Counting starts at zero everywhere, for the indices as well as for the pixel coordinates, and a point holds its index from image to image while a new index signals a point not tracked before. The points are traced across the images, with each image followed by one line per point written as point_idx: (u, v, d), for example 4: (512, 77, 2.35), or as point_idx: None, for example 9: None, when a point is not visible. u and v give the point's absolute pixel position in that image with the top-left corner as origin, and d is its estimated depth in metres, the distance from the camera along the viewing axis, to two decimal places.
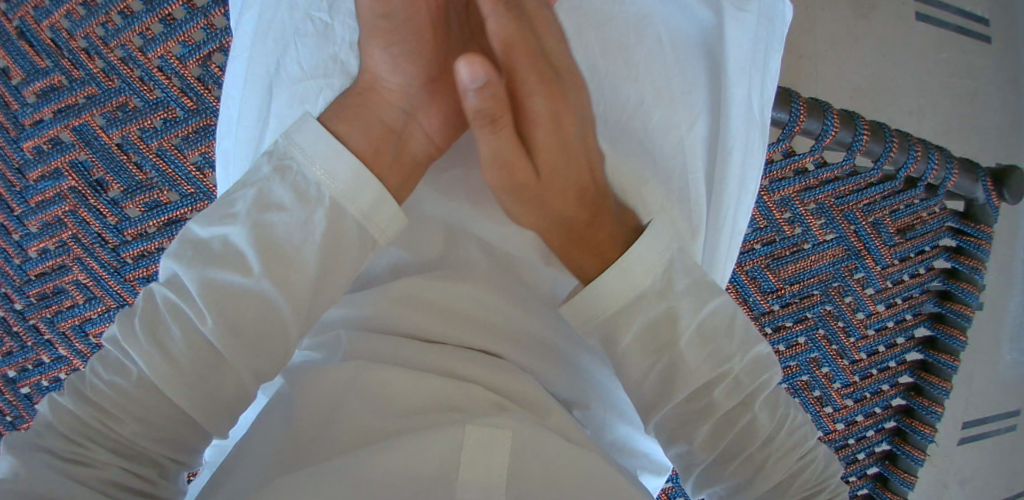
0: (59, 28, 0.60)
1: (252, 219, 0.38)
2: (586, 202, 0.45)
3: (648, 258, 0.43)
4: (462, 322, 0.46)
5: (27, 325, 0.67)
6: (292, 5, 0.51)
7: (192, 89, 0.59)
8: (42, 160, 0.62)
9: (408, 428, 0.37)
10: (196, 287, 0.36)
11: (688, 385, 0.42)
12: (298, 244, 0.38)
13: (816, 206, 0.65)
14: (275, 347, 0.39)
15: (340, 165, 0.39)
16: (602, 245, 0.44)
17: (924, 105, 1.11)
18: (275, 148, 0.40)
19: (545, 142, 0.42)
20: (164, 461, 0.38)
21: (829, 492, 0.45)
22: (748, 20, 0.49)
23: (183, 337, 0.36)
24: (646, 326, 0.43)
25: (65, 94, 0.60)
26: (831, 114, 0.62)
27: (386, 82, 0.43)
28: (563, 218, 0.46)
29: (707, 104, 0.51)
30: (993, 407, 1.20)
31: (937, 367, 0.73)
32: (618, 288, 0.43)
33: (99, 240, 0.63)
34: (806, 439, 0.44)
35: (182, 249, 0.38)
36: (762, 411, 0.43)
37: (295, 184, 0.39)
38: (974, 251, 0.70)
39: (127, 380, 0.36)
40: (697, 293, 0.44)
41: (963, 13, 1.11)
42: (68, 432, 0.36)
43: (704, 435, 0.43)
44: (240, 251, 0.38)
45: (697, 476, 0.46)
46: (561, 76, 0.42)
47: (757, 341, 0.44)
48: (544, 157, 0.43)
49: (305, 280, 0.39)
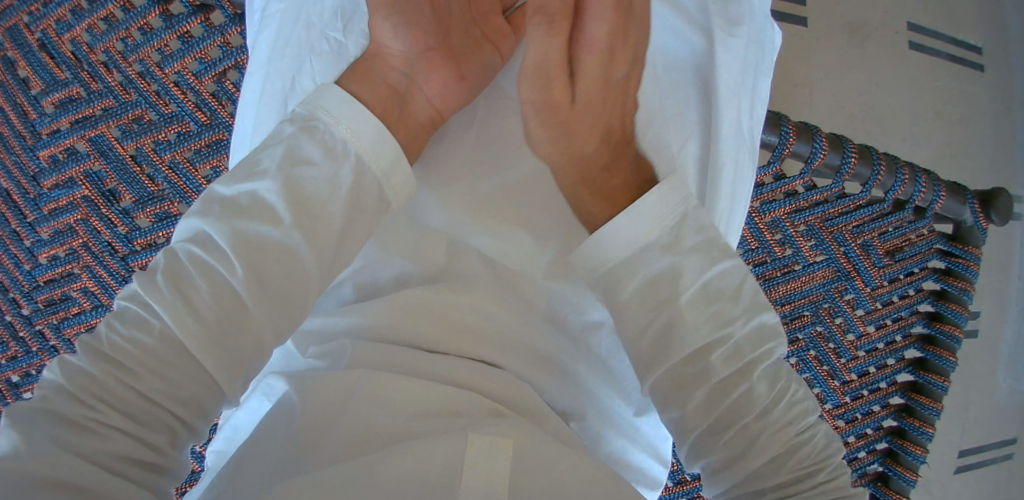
0: (80, 41, 0.63)
1: (284, 174, 0.40)
2: (609, 144, 0.49)
3: (656, 212, 0.43)
4: (464, 333, 0.47)
5: (33, 331, 0.68)
6: (307, 25, 0.53)
7: (206, 105, 0.61)
8: (57, 169, 0.64)
9: (412, 434, 0.39)
10: (227, 238, 0.38)
11: (686, 342, 0.41)
12: (326, 198, 0.41)
13: (805, 228, 0.67)
14: (295, 306, 0.41)
15: (363, 125, 0.43)
16: (614, 189, 0.47)
17: (917, 134, 1.14)
18: (297, 114, 0.43)
19: (591, 71, 0.47)
20: (177, 428, 0.38)
21: (829, 473, 0.42)
22: (736, 44, 0.51)
23: (210, 292, 0.38)
24: (648, 279, 0.43)
25: (82, 106, 0.62)
26: (820, 137, 0.64)
27: (390, 49, 0.47)
28: (585, 159, 0.48)
29: (698, 125, 0.53)
30: (991, 435, 1.20)
31: (927, 388, 0.74)
32: (625, 235, 0.43)
33: (108, 248, 0.65)
34: (804, 416, 0.42)
35: (208, 206, 0.40)
36: (759, 381, 0.41)
37: (323, 141, 0.42)
38: (961, 272, 0.72)
39: (149, 334, 0.37)
40: (706, 252, 0.43)
41: (956, 42, 1.14)
42: (80, 393, 0.35)
43: (703, 399, 0.41)
44: (268, 204, 0.40)
45: (692, 445, 0.43)
46: (631, 14, 0.47)
47: (762, 310, 0.42)
48: (583, 85, 0.48)
49: (331, 231, 0.41)
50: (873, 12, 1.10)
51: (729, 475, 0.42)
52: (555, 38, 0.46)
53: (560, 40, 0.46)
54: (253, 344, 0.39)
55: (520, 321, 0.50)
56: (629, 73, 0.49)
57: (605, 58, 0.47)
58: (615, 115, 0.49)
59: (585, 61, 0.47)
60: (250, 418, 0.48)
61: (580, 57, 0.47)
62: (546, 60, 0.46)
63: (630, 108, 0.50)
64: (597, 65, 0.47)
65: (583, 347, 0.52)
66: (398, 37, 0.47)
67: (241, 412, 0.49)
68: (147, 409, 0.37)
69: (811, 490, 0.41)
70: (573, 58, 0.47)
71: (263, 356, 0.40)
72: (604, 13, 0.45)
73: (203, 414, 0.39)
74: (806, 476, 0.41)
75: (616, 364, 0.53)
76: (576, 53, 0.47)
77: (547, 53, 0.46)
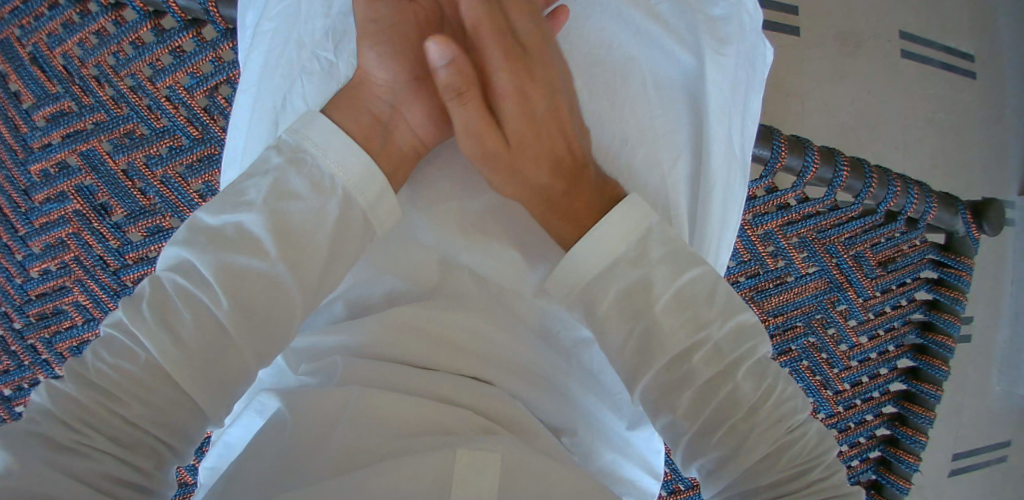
0: (71, 55, 0.62)
1: (269, 207, 0.40)
2: (563, 172, 0.47)
3: (621, 229, 0.44)
4: (456, 351, 0.47)
5: (26, 346, 0.68)
6: (299, 44, 0.53)
7: (198, 119, 0.61)
8: (48, 184, 0.64)
9: (402, 450, 0.39)
10: (214, 271, 0.38)
11: (666, 349, 0.42)
12: (311, 230, 0.41)
13: (799, 240, 0.68)
14: (278, 332, 0.40)
15: (349, 157, 0.43)
16: (579, 213, 0.46)
17: (910, 141, 1.15)
18: (286, 143, 0.43)
19: (513, 112, 0.45)
20: (162, 450, 0.38)
21: (822, 470, 0.41)
22: (725, 63, 0.52)
23: (193, 320, 0.37)
24: (622, 293, 0.44)
25: (74, 120, 0.62)
26: (812, 151, 0.65)
27: (376, 79, 0.47)
28: (543, 189, 0.47)
29: (689, 142, 0.53)
30: (984, 438, 1.21)
31: (920, 397, 0.75)
32: (595, 253, 0.44)
33: (100, 263, 0.65)
34: (794, 414, 0.41)
35: (193, 235, 0.39)
36: (745, 380, 0.41)
37: (310, 175, 0.42)
38: (954, 282, 0.73)
39: (133, 361, 0.36)
40: (676, 262, 0.44)
41: (947, 49, 1.15)
42: (67, 420, 0.35)
43: (687, 404, 0.41)
44: (254, 236, 0.40)
45: (685, 448, 0.43)
46: (529, 52, 0.46)
47: (738, 311, 0.42)
48: (511, 127, 0.46)
49: (317, 263, 0.41)
50: (864, 21, 1.11)
51: (722, 475, 0.41)
52: (469, 105, 0.44)
53: (475, 106, 0.44)
54: (240, 371, 0.39)
55: (512, 339, 0.50)
56: (552, 104, 0.46)
57: (519, 101, 0.45)
58: (561, 144, 0.47)
59: (506, 108, 0.45)
60: (243, 435, 0.47)
61: (501, 104, 0.45)
62: (469, 126, 0.45)
63: (573, 134, 0.48)
64: (515, 107, 0.45)
65: (576, 364, 0.52)
66: (447, 61, 0.42)
67: (235, 429, 0.47)
68: (131, 432, 0.37)
69: (805, 489, 0.40)
70: (494, 104, 0.46)
71: (245, 379, 0.40)
72: (501, 64, 0.44)
73: (185, 437, 0.39)
74: (799, 474, 0.40)
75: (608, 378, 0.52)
76: (499, 106, 0.45)
77: (468, 117, 0.45)
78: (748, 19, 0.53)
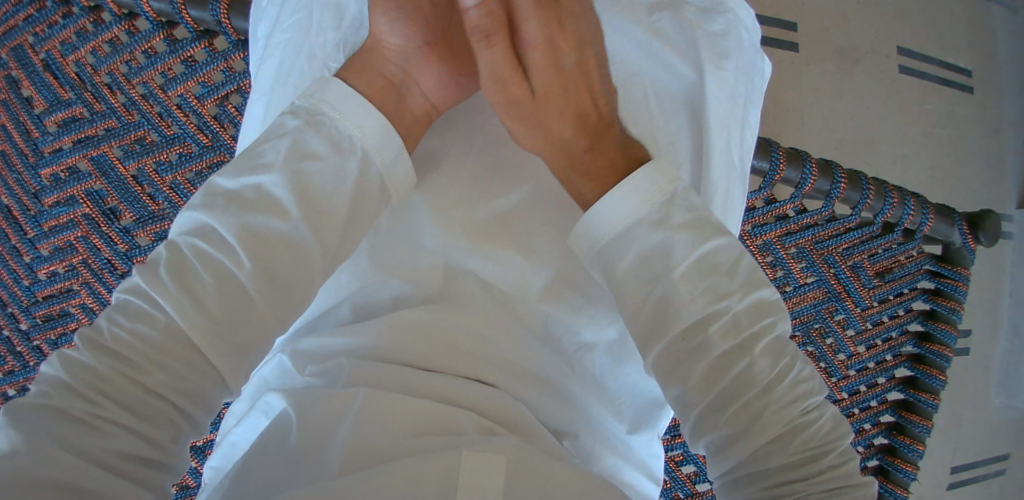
0: (83, 63, 0.64)
1: (289, 167, 0.41)
2: (587, 127, 0.47)
3: (643, 190, 0.43)
4: (459, 354, 0.48)
5: (31, 347, 0.69)
6: (311, 55, 0.54)
7: (208, 127, 0.62)
8: (58, 188, 0.65)
9: (410, 451, 0.39)
10: (234, 231, 0.38)
11: (682, 315, 0.40)
12: (332, 190, 0.42)
13: (797, 250, 0.69)
14: (301, 294, 0.41)
15: (366, 118, 0.44)
16: (600, 171, 0.46)
17: (908, 155, 1.16)
18: (302, 108, 0.44)
19: (540, 62, 0.45)
20: (178, 419, 0.37)
21: (836, 455, 0.39)
22: (725, 77, 0.53)
23: (214, 284, 0.37)
24: (641, 256, 0.42)
25: (86, 126, 0.64)
26: (809, 163, 0.66)
27: (387, 43, 0.47)
28: (565, 143, 0.47)
29: (690, 152, 0.54)
30: (982, 452, 1.21)
31: (918, 406, 0.76)
32: (617, 211, 0.43)
33: (108, 266, 0.65)
34: (810, 394, 0.40)
35: (212, 198, 0.40)
36: (761, 357, 0.39)
37: (329, 136, 0.43)
38: (950, 292, 0.74)
39: (152, 326, 0.36)
40: (698, 229, 0.42)
41: (945, 64, 1.17)
42: (82, 388, 0.34)
43: (701, 376, 0.40)
44: (274, 197, 0.40)
45: (695, 422, 0.41)
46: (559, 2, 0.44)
47: (760, 286, 0.41)
48: (537, 76, 0.45)
49: (336, 225, 0.42)
50: (864, 36, 1.12)
51: (731, 455, 0.40)
52: (495, 48, 0.43)
53: (502, 50, 0.44)
54: (263, 333, 0.39)
55: (514, 342, 0.51)
56: (581, 59, 0.46)
57: (547, 52, 0.44)
58: (586, 99, 0.47)
59: (534, 56, 0.44)
60: (248, 434, 0.47)
61: (529, 53, 0.44)
62: (495, 70, 0.45)
63: (598, 91, 0.48)
64: (541, 55, 0.44)
65: (578, 369, 0.52)
66: (477, 2, 0.40)
67: (241, 429, 0.48)
68: (150, 402, 0.36)
69: (816, 477, 0.39)
70: (522, 53, 0.45)
71: (267, 340, 0.40)
72: (531, 13, 0.42)
73: (204, 407, 0.38)
74: (811, 458, 0.39)
75: (610, 383, 0.53)
76: (525, 53, 0.44)
77: (494, 61, 0.44)
78: (747, 36, 0.55)
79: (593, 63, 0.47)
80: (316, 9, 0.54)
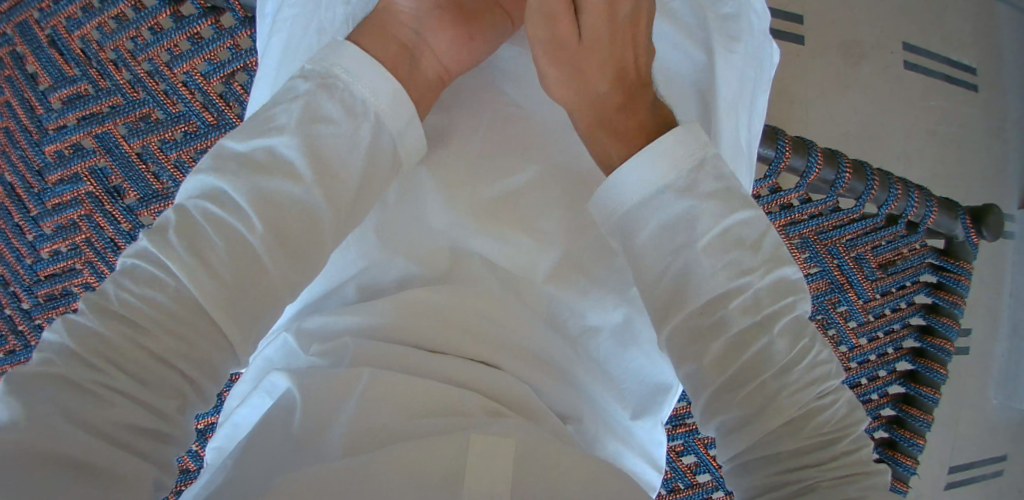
0: (89, 39, 0.63)
1: (303, 130, 0.41)
2: (625, 83, 0.48)
3: (675, 153, 0.42)
4: (462, 337, 0.48)
5: (32, 325, 0.68)
6: (318, 31, 0.54)
7: (214, 105, 0.63)
8: (62, 165, 0.65)
9: (417, 432, 0.39)
10: (246, 195, 0.38)
11: (701, 290, 0.40)
12: (345, 154, 0.42)
13: (800, 241, 0.68)
14: (313, 257, 0.41)
15: (380, 83, 0.44)
16: (628, 130, 0.46)
17: (911, 152, 1.16)
18: (314, 72, 0.44)
19: (595, 7, 0.46)
20: (187, 391, 0.37)
21: (850, 441, 0.39)
22: (734, 59, 0.53)
23: (225, 247, 0.37)
24: (664, 223, 0.42)
25: (90, 103, 0.63)
26: (815, 152, 0.65)
27: (401, 9, 0.48)
28: (598, 99, 0.48)
29: (699, 135, 0.53)
30: (980, 451, 1.22)
31: (919, 400, 0.76)
32: (645, 173, 0.42)
33: (111, 245, 0.66)
34: (826, 378, 0.39)
35: (223, 162, 0.39)
36: (780, 337, 0.39)
37: (343, 99, 0.43)
38: (953, 286, 0.74)
39: (163, 292, 0.36)
40: (725, 200, 0.42)
41: (950, 62, 1.17)
42: (89, 356, 0.34)
43: (716, 353, 0.39)
44: (287, 160, 0.40)
45: (707, 403, 0.40)
46: None
47: (781, 265, 0.40)
48: (586, 19, 0.47)
49: (348, 191, 0.42)
50: (869, 32, 1.12)
51: (743, 437, 0.39)
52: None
53: None
54: (271, 303, 0.39)
55: (520, 324, 0.50)
56: (634, 16, 0.48)
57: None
58: (626, 55, 0.48)
59: None
60: (251, 415, 0.47)
61: None
62: (547, 3, 0.46)
63: (642, 48, 0.49)
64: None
65: (582, 352, 0.52)
66: None
67: (243, 408, 0.48)
68: (157, 371, 0.35)
69: (829, 463, 0.38)
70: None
71: (272, 315, 0.40)
72: None
73: (212, 378, 0.38)
74: (824, 443, 0.38)
75: (613, 367, 0.53)
76: (582, 0, 0.46)
77: None
78: (756, 21, 0.55)
79: (633, 26, 0.48)
80: None
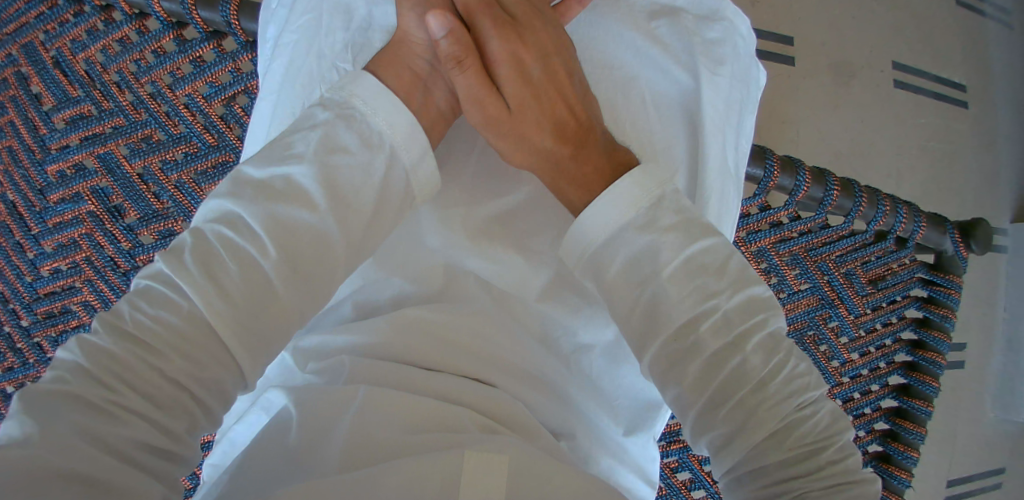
0: (93, 61, 0.65)
1: (319, 160, 0.42)
2: (568, 136, 0.48)
3: (630, 196, 0.44)
4: (457, 353, 0.49)
5: (32, 343, 0.69)
6: (319, 55, 0.55)
7: (215, 127, 0.64)
8: (64, 184, 0.66)
9: (414, 444, 0.40)
10: (262, 221, 0.39)
11: (670, 318, 0.41)
12: (360, 183, 0.43)
13: (791, 257, 0.69)
14: (322, 286, 0.42)
15: (397, 117, 0.45)
16: (586, 177, 0.47)
17: (902, 169, 1.17)
18: (331, 100, 0.45)
19: (508, 74, 0.47)
20: (195, 408, 0.37)
21: (836, 450, 0.40)
22: (721, 83, 0.55)
23: (240, 273, 0.38)
24: (631, 258, 0.43)
25: (93, 123, 0.65)
26: (803, 171, 0.67)
27: (415, 38, 0.49)
28: (547, 152, 0.48)
29: (686, 156, 0.55)
30: (977, 466, 1.22)
31: (912, 413, 0.76)
32: (606, 216, 0.44)
33: (110, 264, 0.66)
34: (805, 390, 0.40)
35: (239, 188, 0.40)
36: (754, 353, 0.40)
37: (360, 131, 0.44)
38: (943, 300, 0.75)
39: (175, 313, 0.36)
40: (686, 231, 0.43)
41: (940, 80, 1.19)
42: (99, 374, 0.35)
43: (694, 376, 0.40)
44: (304, 189, 0.41)
45: (691, 423, 0.41)
46: (517, 24, 0.48)
47: (752, 283, 0.42)
48: (508, 89, 0.47)
49: (362, 219, 0.44)
50: (859, 51, 1.14)
51: (729, 453, 0.40)
52: (468, 72, 0.46)
53: (474, 71, 0.46)
54: (286, 323, 0.40)
55: (514, 342, 0.51)
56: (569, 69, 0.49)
57: (514, 65, 0.47)
58: (566, 106, 0.48)
59: (501, 72, 0.47)
60: (249, 432, 0.48)
61: (497, 69, 0.47)
62: (471, 90, 0.47)
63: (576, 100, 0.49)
64: (508, 70, 0.47)
65: (574, 369, 0.53)
66: (446, 31, 0.44)
67: (241, 426, 0.48)
68: (164, 389, 0.36)
69: (816, 473, 0.39)
70: (489, 69, 0.48)
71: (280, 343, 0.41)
72: (492, 33, 0.47)
73: (220, 398, 0.38)
74: (810, 454, 0.39)
75: (605, 383, 0.53)
76: (493, 69, 0.47)
77: (469, 83, 0.46)
78: (742, 44, 0.57)
79: (564, 74, 0.49)
80: (327, 13, 0.55)
